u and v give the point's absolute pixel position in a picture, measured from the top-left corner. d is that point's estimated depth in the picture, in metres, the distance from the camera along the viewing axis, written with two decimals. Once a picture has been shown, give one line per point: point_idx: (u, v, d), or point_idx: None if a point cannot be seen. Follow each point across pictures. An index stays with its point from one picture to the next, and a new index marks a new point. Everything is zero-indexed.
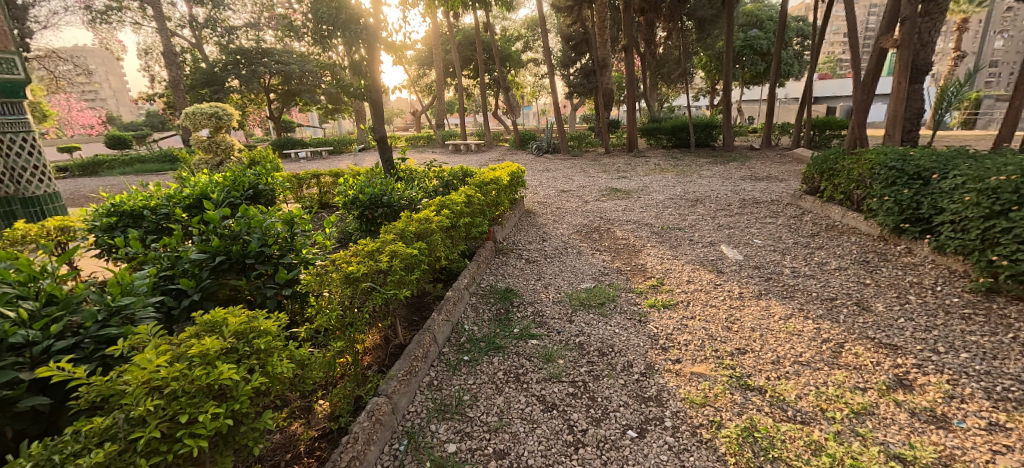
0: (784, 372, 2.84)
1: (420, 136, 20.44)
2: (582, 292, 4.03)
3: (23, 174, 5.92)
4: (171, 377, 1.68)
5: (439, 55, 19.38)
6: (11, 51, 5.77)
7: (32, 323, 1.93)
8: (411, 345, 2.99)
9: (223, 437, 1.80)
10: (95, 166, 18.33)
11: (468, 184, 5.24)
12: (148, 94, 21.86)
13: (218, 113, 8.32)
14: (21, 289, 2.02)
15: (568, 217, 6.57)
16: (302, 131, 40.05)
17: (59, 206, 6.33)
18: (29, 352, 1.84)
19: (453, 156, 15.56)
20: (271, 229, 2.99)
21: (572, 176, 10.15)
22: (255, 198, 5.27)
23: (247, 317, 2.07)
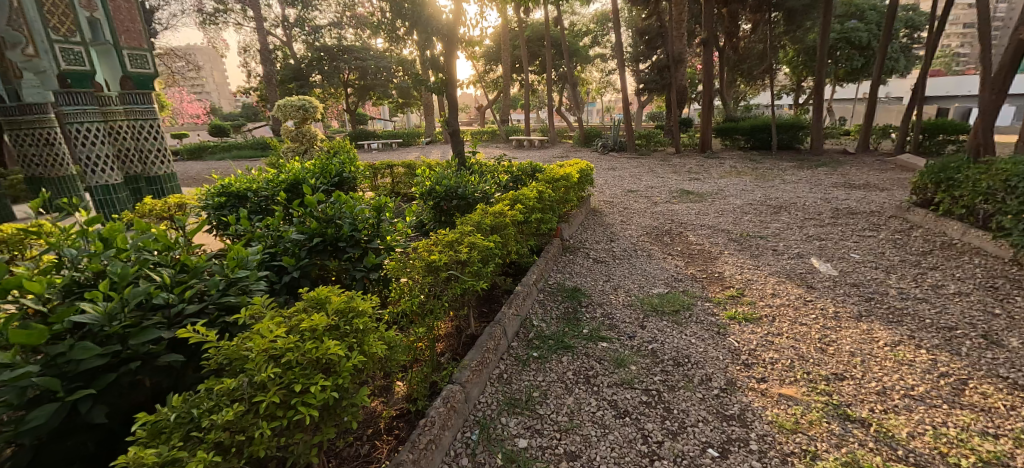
0: (892, 405, 2.60)
1: (485, 132, 20.76)
2: (655, 298, 3.92)
3: (148, 156, 6.72)
4: (288, 348, 1.82)
5: (508, 50, 19.45)
6: (145, 49, 6.67)
7: (171, 288, 2.20)
8: (482, 336, 3.05)
9: (328, 409, 1.92)
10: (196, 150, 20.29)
11: (538, 179, 5.26)
12: (244, 87, 23.94)
13: (305, 106, 8.90)
14: (161, 258, 2.35)
15: (637, 217, 6.41)
16: (373, 124, 42.13)
17: (176, 186, 7.02)
18: (167, 313, 2.10)
19: (518, 151, 15.69)
20: (361, 215, 3.22)
21: (640, 176, 9.88)
22: (340, 186, 5.60)
23: (346, 296, 2.21)
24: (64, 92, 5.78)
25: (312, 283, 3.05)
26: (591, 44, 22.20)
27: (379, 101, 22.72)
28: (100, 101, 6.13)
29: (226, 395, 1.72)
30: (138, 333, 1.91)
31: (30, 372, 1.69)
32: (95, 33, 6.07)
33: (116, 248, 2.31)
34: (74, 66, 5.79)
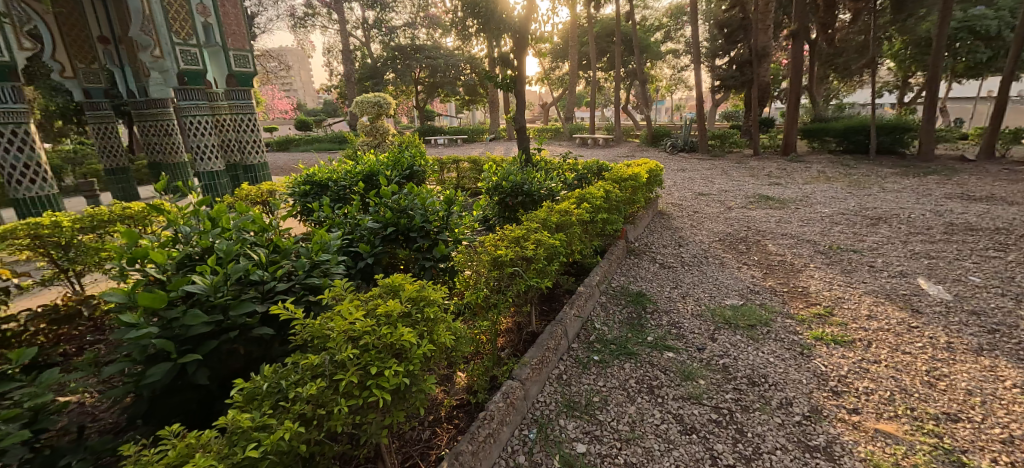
0: (1022, 458, 2.28)
1: (549, 129, 20.67)
2: (729, 309, 3.71)
3: (246, 147, 7.37)
4: (366, 331, 1.93)
5: (577, 47, 19.17)
6: (247, 50, 7.26)
7: (266, 267, 2.45)
8: (543, 334, 3.05)
9: (400, 394, 1.98)
10: (281, 143, 21.90)
11: (605, 178, 5.16)
12: (326, 86, 25.52)
13: (380, 102, 9.36)
14: (257, 238, 2.64)
15: (708, 222, 6.11)
16: (440, 121, 43.37)
17: (267, 175, 7.66)
18: (260, 289, 2.34)
19: (582, 149, 15.50)
20: (431, 207, 3.33)
21: (713, 178, 9.42)
22: (411, 178, 5.80)
23: (418, 286, 2.29)
24: (182, 89, 6.56)
25: (383, 270, 3.21)
26: (663, 39, 21.47)
27: (448, 99, 23.27)
28: (209, 97, 6.85)
29: (310, 370, 1.83)
30: (237, 305, 2.15)
31: (152, 334, 1.99)
32: (208, 36, 6.70)
33: (221, 229, 2.61)
34: (189, 65, 6.51)
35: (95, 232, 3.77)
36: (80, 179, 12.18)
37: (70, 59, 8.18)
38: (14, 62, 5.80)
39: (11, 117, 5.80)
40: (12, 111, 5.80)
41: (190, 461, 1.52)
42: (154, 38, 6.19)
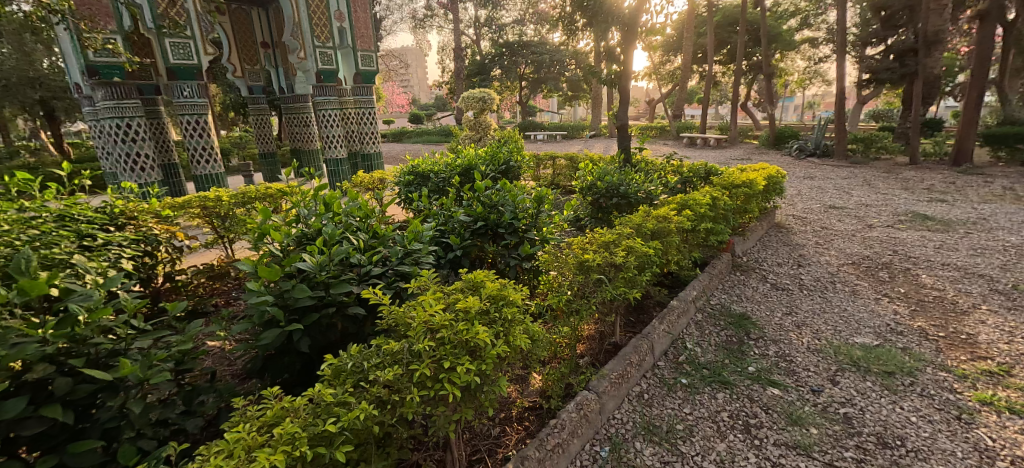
0: None
1: (654, 126, 19.77)
2: (858, 349, 3.19)
3: (364, 138, 8.00)
4: (444, 324, 1.91)
5: (692, 40, 18.11)
6: (373, 50, 7.94)
7: (364, 251, 2.59)
8: (627, 347, 2.86)
9: (470, 390, 1.93)
10: (397, 134, 23.98)
11: (713, 183, 4.76)
12: (438, 82, 26.97)
13: (485, 98, 9.30)
14: (359, 224, 2.82)
15: (839, 241, 5.38)
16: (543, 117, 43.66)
17: (380, 163, 8.26)
18: (359, 271, 2.46)
19: (691, 150, 14.69)
20: (521, 205, 3.28)
21: (851, 190, 8.34)
22: (506, 174, 5.81)
23: (500, 285, 2.23)
24: (318, 86, 7.23)
25: (471, 263, 3.24)
26: (800, 29, 18.82)
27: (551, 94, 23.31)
28: (339, 92, 7.56)
29: (390, 355, 1.85)
30: (336, 284, 2.28)
31: (267, 302, 2.17)
32: (341, 38, 7.45)
33: (331, 213, 2.86)
34: (324, 65, 7.17)
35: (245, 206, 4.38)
36: (238, 160, 14.26)
37: (240, 61, 9.45)
38: (201, 64, 6.56)
39: (196, 109, 6.76)
40: (196, 104, 6.75)
41: (280, 426, 1.60)
42: (300, 42, 7.01)
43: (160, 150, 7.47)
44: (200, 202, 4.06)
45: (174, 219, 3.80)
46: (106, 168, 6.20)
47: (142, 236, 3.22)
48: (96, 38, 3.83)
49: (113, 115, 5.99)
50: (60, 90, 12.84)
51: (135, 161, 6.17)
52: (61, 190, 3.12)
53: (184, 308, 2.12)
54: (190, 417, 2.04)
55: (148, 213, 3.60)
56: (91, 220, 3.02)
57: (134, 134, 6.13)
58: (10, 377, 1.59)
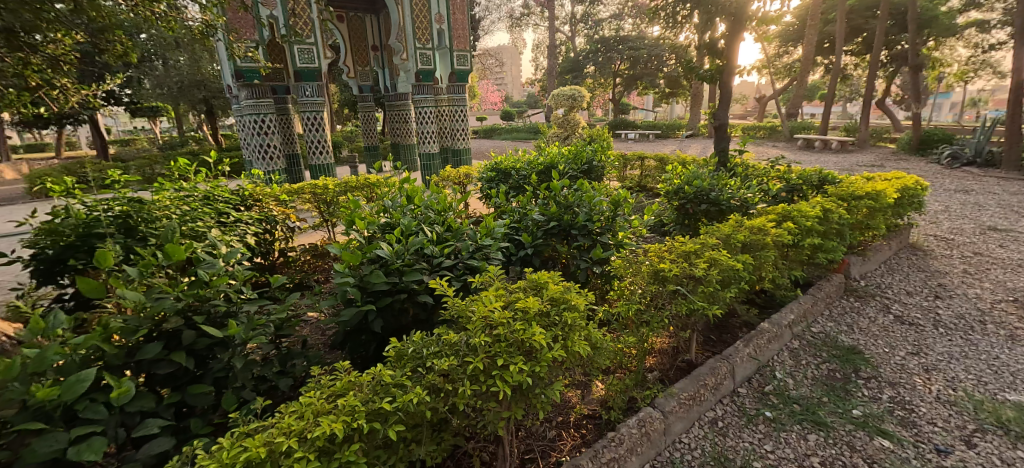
0: None
1: (763, 127, 18.60)
2: (1009, 408, 2.61)
3: (456, 135, 8.76)
4: (501, 321, 1.83)
5: (819, 27, 16.02)
6: (467, 50, 8.57)
7: (436, 243, 2.61)
8: (702, 367, 2.63)
9: (522, 390, 1.83)
10: (487, 130, 25.75)
11: (829, 193, 4.28)
12: (530, 80, 27.27)
13: (575, 95, 9.34)
14: (435, 217, 2.84)
15: (998, 272, 4.52)
16: (637, 116, 42.25)
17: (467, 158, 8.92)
18: (431, 262, 2.47)
19: (804, 154, 13.46)
20: (597, 206, 3.12)
21: (1017, 209, 7.05)
22: (587, 174, 5.62)
23: (563, 288, 2.10)
24: (417, 84, 8.17)
25: (543, 262, 3.16)
26: (968, 10, 15.27)
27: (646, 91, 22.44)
28: (435, 91, 8.37)
29: (447, 346, 1.81)
30: (408, 273, 2.30)
31: (348, 282, 2.24)
32: (440, 39, 8.20)
33: (413, 206, 2.95)
34: (423, 66, 8.04)
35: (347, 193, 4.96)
36: (347, 152, 15.65)
37: (353, 64, 10.26)
38: (320, 66, 7.11)
39: (314, 108, 7.26)
40: (314, 102, 7.27)
41: (344, 397, 1.62)
42: (403, 46, 8.00)
43: (286, 142, 8.23)
44: (311, 189, 4.90)
45: (288, 202, 4.40)
46: (244, 157, 7.15)
47: (264, 217, 3.79)
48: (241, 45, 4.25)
49: (252, 112, 6.85)
50: (219, 92, 14.58)
51: (266, 151, 7.02)
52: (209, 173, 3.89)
53: (281, 284, 2.24)
54: (283, 376, 2.17)
55: (270, 196, 4.21)
56: (229, 199, 3.70)
57: (266, 128, 6.95)
58: (151, 324, 1.83)
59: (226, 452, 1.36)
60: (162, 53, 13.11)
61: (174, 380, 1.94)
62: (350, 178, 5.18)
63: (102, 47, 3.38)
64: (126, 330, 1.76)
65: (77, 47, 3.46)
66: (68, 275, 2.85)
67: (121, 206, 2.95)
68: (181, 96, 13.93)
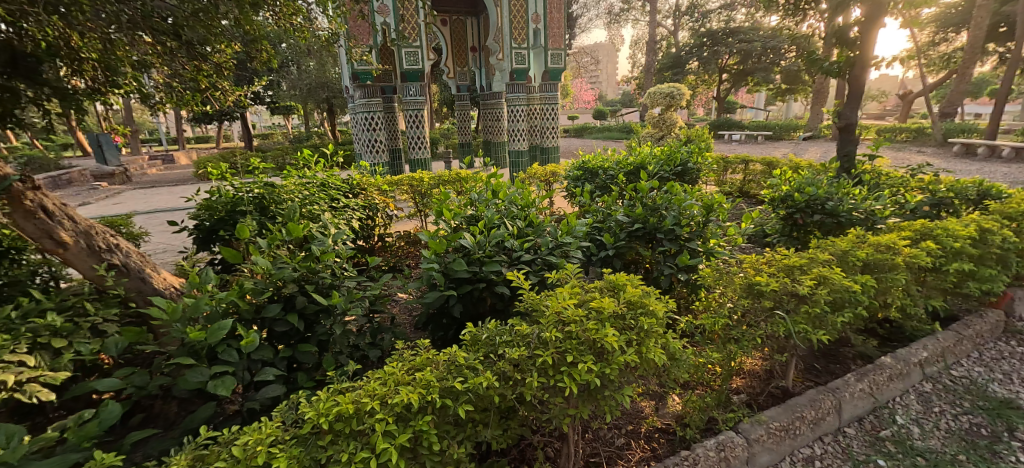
0: None
1: (906, 129, 15.83)
2: None
3: (547, 132, 8.86)
4: (574, 319, 1.75)
5: (989, 7, 13.09)
6: (562, 49, 8.51)
7: (518, 237, 2.59)
8: (800, 398, 2.35)
9: (591, 391, 1.73)
10: (580, 127, 25.95)
11: (986, 211, 3.62)
12: (625, 77, 26.42)
13: (673, 93, 8.81)
14: (518, 212, 2.82)
15: None
16: (745, 114, 39.15)
17: (553, 157, 8.98)
18: (511, 255, 2.45)
19: (955, 161, 11.52)
20: (687, 210, 2.86)
21: None
22: (681, 176, 5.29)
23: (643, 292, 1.95)
24: (511, 84, 8.24)
25: (625, 265, 3.02)
26: None
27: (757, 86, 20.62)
28: (528, 90, 8.43)
29: (518, 337, 1.76)
30: (488, 263, 2.30)
31: (434, 267, 2.28)
32: (536, 39, 8.24)
33: (497, 199, 2.96)
34: (517, 65, 8.10)
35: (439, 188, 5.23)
36: (444, 147, 16.38)
37: (453, 64, 10.85)
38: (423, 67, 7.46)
39: (417, 106, 7.71)
40: (417, 101, 7.72)
41: (421, 371, 1.62)
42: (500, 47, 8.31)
43: (393, 137, 8.74)
44: (408, 182, 5.20)
45: (389, 193, 4.71)
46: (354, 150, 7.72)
47: (369, 205, 4.08)
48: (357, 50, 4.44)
49: (364, 110, 7.38)
50: (340, 90, 15.86)
51: (375, 144, 7.54)
52: (325, 164, 4.35)
53: (375, 264, 2.37)
54: (374, 348, 2.25)
55: (374, 186, 4.53)
56: (340, 187, 4.05)
57: (375, 124, 7.47)
58: (274, 288, 2.03)
59: (322, 403, 1.43)
60: (297, 59, 14.66)
61: (287, 339, 2.08)
62: (442, 175, 5.44)
63: (253, 56, 3.74)
64: (254, 290, 1.97)
65: (234, 55, 3.79)
66: (219, 242, 3.46)
67: (259, 188, 3.51)
68: (309, 95, 15.44)
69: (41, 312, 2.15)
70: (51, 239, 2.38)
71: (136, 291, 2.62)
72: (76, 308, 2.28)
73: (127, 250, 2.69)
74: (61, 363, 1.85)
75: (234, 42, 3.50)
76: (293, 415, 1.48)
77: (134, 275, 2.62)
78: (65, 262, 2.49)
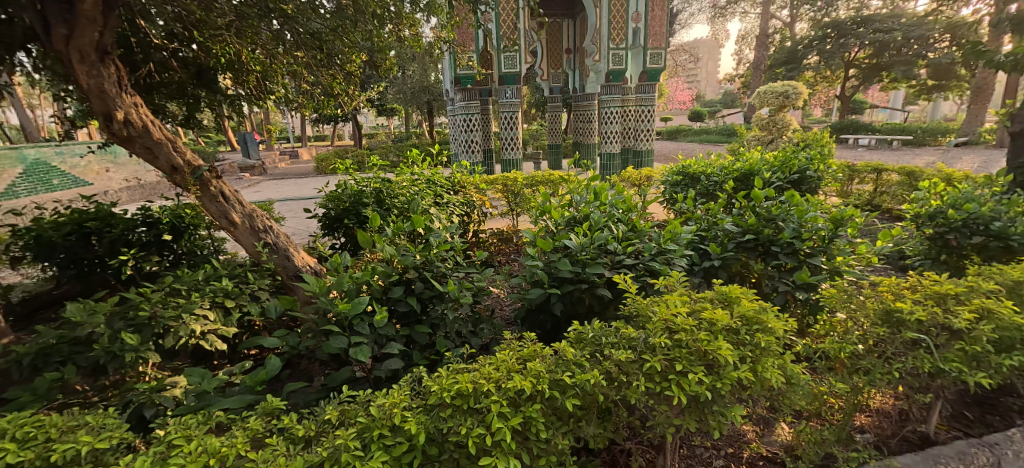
0: None
1: None
2: None
3: (643, 135, 8.53)
4: (684, 327, 1.67)
5: None
6: (661, 47, 8.18)
7: (621, 241, 2.56)
8: (943, 447, 2.05)
9: (698, 403, 1.65)
10: (677, 129, 24.86)
11: None
12: (731, 75, 24.68)
13: (788, 92, 8.01)
14: (621, 215, 2.77)
15: None
16: (876, 116, 34.68)
17: (645, 161, 8.63)
18: (613, 259, 2.43)
19: None
20: (811, 223, 2.59)
21: None
22: (796, 184, 4.83)
23: (762, 307, 1.81)
24: (607, 85, 8.23)
25: (730, 277, 2.83)
26: None
27: (893, 82, 18.11)
28: (624, 91, 8.23)
29: (624, 340, 1.72)
30: (591, 266, 2.31)
31: (538, 266, 2.38)
32: (635, 38, 8.00)
33: (599, 202, 2.94)
34: (614, 66, 8.05)
35: (532, 188, 5.33)
36: (537, 149, 16.55)
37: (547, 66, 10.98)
38: (520, 70, 7.57)
39: (512, 108, 7.86)
40: (512, 104, 7.86)
41: (530, 361, 1.63)
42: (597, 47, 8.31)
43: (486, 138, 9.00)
44: (503, 181, 5.37)
45: (485, 191, 4.89)
46: (452, 149, 8.06)
47: (468, 202, 4.27)
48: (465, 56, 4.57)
49: (464, 112, 7.69)
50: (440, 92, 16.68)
51: (470, 145, 7.84)
52: (433, 161, 4.64)
53: (483, 258, 2.53)
54: (477, 336, 2.38)
55: (472, 185, 4.73)
56: (445, 184, 4.26)
57: (471, 125, 7.77)
58: (397, 273, 2.23)
59: (444, 379, 1.50)
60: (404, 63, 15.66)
61: (408, 320, 2.27)
62: (536, 174, 5.50)
63: (378, 64, 4.03)
64: (383, 273, 2.19)
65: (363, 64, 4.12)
66: (342, 230, 3.88)
67: (376, 183, 3.93)
68: (413, 98, 16.77)
69: (218, 277, 2.70)
70: (225, 219, 2.98)
71: (282, 268, 3.06)
72: (240, 277, 2.81)
73: (279, 232, 3.20)
74: (231, 321, 2.34)
75: (362, 52, 3.82)
76: (422, 384, 1.58)
77: (282, 253, 3.09)
78: (237, 238, 3.08)
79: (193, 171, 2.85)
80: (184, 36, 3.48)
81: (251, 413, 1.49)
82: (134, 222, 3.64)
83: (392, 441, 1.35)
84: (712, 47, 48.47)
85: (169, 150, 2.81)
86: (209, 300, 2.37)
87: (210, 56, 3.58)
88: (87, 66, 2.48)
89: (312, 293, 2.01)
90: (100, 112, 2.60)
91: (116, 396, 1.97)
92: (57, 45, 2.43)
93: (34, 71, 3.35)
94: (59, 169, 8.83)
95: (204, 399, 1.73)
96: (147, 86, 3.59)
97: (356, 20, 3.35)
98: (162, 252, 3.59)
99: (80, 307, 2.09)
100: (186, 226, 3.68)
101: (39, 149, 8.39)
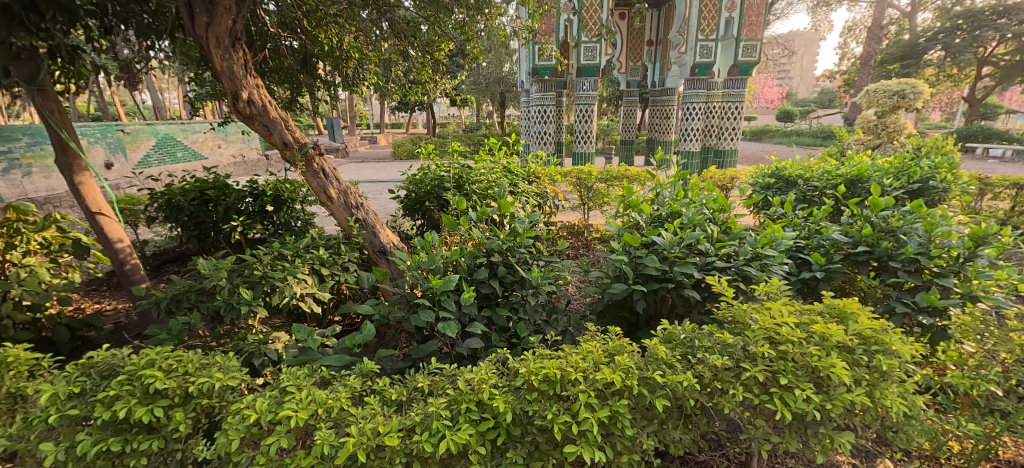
0: None
1: None
2: None
3: (727, 133, 8.10)
4: (790, 338, 1.55)
5: None
6: (757, 39, 7.53)
7: (714, 242, 2.41)
8: None
9: (801, 422, 1.53)
10: (763, 130, 23.34)
11: None
12: (833, 71, 22.40)
13: (904, 91, 7.08)
14: (712, 215, 2.61)
15: None
16: (1014, 121, 30.16)
17: (729, 162, 8.21)
18: (703, 261, 2.29)
19: None
20: (942, 239, 2.28)
21: None
22: (915, 195, 4.26)
23: (883, 326, 1.62)
24: (691, 78, 7.87)
25: (832, 290, 2.59)
26: None
27: None
28: (709, 85, 7.84)
29: (719, 344, 1.62)
30: (680, 265, 2.20)
31: (623, 261, 2.30)
32: (727, 29, 7.46)
33: (688, 199, 2.79)
34: (700, 58, 7.65)
35: (607, 183, 5.19)
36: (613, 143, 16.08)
37: (626, 60, 10.62)
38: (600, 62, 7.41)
39: (588, 101, 7.71)
40: (588, 96, 7.70)
41: (618, 355, 1.59)
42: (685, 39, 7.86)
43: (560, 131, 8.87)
44: (577, 174, 5.29)
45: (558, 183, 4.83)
46: (525, 140, 8.11)
47: (541, 192, 4.24)
48: (545, 46, 4.41)
49: (539, 103, 7.68)
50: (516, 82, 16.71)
51: (543, 136, 7.78)
52: (510, 149, 4.64)
53: (565, 248, 2.48)
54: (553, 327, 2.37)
55: (546, 176, 4.70)
56: (520, 173, 4.26)
57: (546, 116, 7.71)
58: (479, 257, 2.26)
59: (532, 363, 1.52)
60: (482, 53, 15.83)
61: (488, 301, 2.29)
62: (611, 169, 5.34)
63: (462, 52, 4.01)
64: (470, 255, 2.26)
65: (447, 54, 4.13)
66: (421, 212, 4.01)
67: (457, 169, 4.01)
68: (487, 90, 17.14)
69: (316, 245, 2.89)
70: (324, 193, 3.20)
71: (369, 243, 3.20)
72: (333, 246, 2.99)
73: (369, 209, 3.34)
74: (326, 288, 2.50)
75: (451, 40, 3.79)
76: (508, 365, 1.61)
77: (370, 229, 3.22)
78: (332, 212, 3.29)
79: (300, 148, 3.09)
80: (294, 25, 3.73)
81: (352, 372, 1.63)
82: (244, 192, 3.99)
83: (479, 417, 1.41)
84: (812, 41, 43.72)
85: (282, 128, 3.04)
86: (308, 267, 2.55)
87: (316, 43, 3.83)
88: (221, 50, 2.75)
89: (404, 266, 2.10)
90: (228, 92, 2.88)
91: (230, 344, 2.21)
92: (198, 32, 2.71)
93: (167, 57, 3.76)
94: (183, 143, 9.82)
95: (307, 354, 1.86)
96: (262, 70, 3.91)
97: (449, 8, 3.32)
98: (265, 221, 3.91)
99: (208, 262, 2.34)
100: (286, 198, 3.92)
101: (168, 124, 9.37)
